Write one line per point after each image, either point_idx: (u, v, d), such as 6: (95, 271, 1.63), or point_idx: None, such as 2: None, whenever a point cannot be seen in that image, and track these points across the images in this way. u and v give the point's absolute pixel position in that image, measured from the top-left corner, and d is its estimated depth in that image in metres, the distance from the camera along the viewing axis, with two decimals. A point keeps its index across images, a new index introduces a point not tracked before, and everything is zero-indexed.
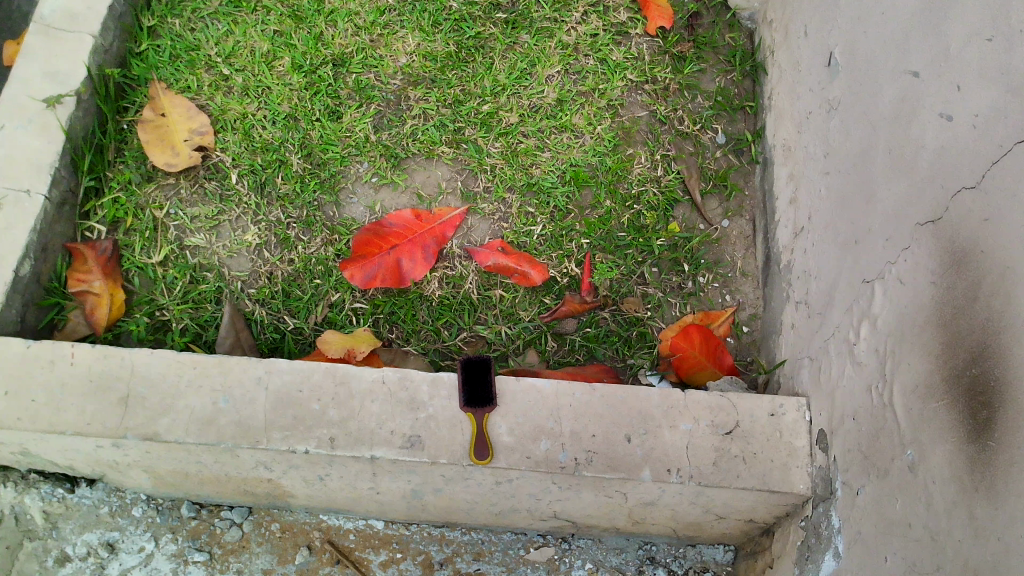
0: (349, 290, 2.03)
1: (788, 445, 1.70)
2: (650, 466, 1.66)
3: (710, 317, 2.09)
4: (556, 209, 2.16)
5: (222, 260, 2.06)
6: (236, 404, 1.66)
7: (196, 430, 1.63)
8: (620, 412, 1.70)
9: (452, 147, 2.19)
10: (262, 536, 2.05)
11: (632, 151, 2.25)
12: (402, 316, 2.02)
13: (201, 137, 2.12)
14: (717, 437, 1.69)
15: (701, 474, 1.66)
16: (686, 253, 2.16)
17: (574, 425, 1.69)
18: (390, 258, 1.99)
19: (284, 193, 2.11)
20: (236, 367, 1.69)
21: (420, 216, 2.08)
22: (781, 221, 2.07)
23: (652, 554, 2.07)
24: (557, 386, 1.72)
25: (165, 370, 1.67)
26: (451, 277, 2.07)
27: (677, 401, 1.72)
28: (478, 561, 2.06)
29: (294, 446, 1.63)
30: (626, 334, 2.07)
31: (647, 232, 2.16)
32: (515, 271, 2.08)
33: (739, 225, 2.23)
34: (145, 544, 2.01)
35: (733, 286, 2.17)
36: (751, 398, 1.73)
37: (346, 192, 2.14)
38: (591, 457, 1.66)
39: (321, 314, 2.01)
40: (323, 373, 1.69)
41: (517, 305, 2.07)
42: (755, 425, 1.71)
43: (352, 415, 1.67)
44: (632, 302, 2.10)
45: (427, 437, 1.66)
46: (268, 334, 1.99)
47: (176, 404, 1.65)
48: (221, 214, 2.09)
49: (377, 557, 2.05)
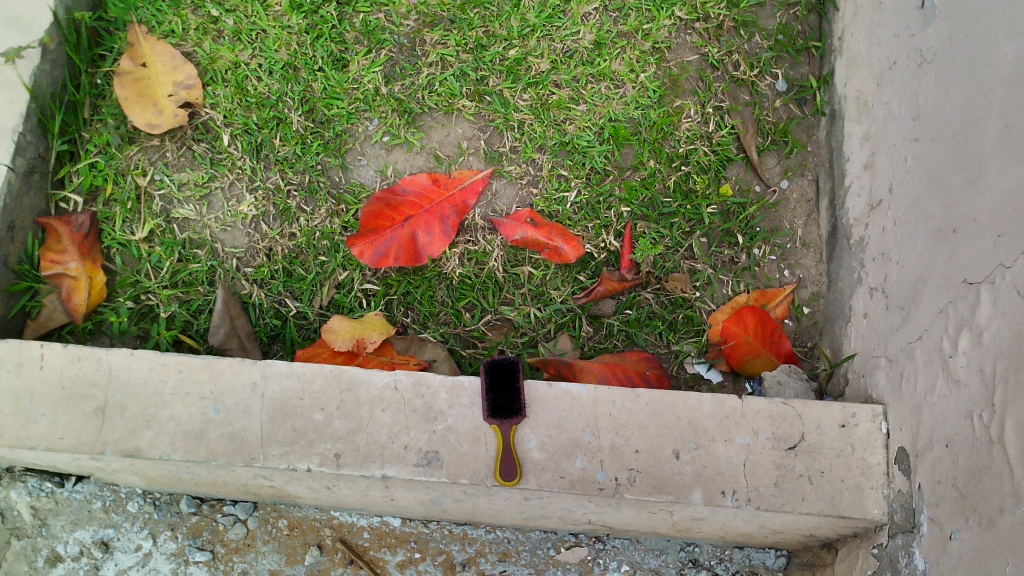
0: (359, 268, 1.78)
1: (861, 462, 1.50)
2: (701, 487, 1.47)
3: (766, 296, 1.86)
4: (593, 171, 1.90)
5: (215, 234, 1.79)
6: (228, 415, 1.46)
7: (183, 445, 1.44)
8: (667, 423, 1.50)
9: (473, 100, 1.90)
10: (268, 533, 1.93)
11: (680, 103, 1.96)
12: (418, 297, 1.79)
13: (187, 92, 1.82)
14: (779, 453, 1.50)
15: (760, 498, 1.47)
16: (740, 222, 1.90)
17: (614, 438, 1.48)
18: (404, 232, 1.74)
19: (283, 156, 1.82)
20: (228, 370, 1.48)
21: (437, 181, 1.83)
22: (854, 188, 1.79)
23: (694, 556, 1.93)
24: (596, 391, 1.50)
25: (147, 374, 1.47)
26: (473, 253, 1.83)
27: (733, 411, 1.51)
28: (503, 562, 1.92)
29: (295, 464, 1.44)
30: (670, 317, 1.84)
31: (695, 198, 1.90)
32: (546, 246, 1.82)
33: (799, 187, 1.97)
34: (142, 542, 1.89)
35: (792, 259, 1.92)
36: (818, 407, 1.53)
37: (353, 154, 1.86)
38: (634, 477, 1.47)
39: (328, 295, 1.77)
40: (327, 378, 1.49)
41: (547, 284, 1.83)
42: (822, 439, 1.51)
43: (361, 427, 1.47)
44: (678, 279, 1.85)
45: (447, 453, 1.46)
46: (267, 320, 1.74)
47: (161, 414, 1.45)
48: (212, 181, 1.81)
49: (393, 557, 1.92)
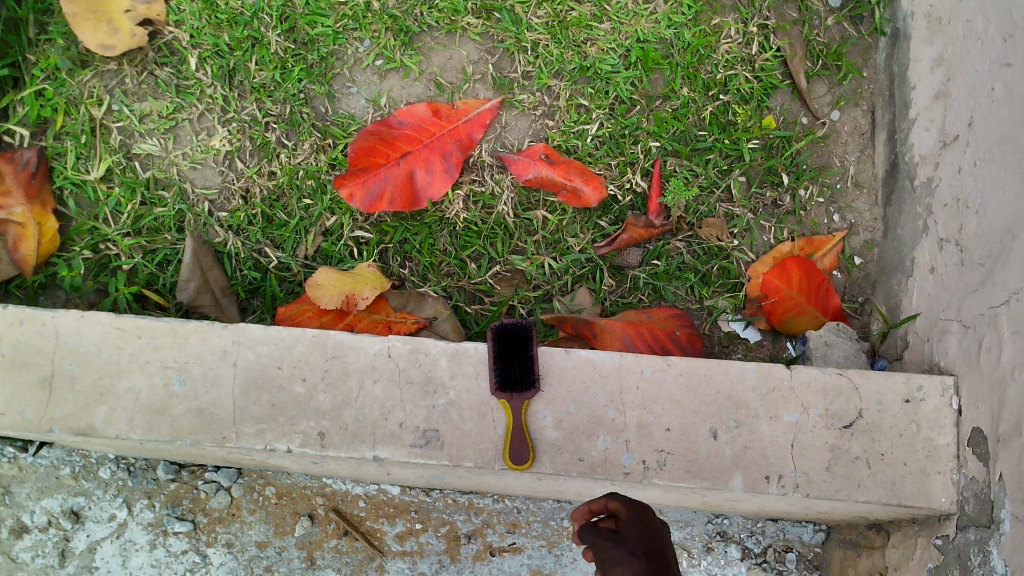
0: (349, 213, 1.56)
1: (926, 443, 1.30)
2: (742, 472, 1.28)
3: (813, 245, 1.64)
4: (617, 100, 1.65)
5: (183, 173, 1.57)
6: (194, 387, 1.26)
7: (143, 422, 1.25)
8: (704, 398, 1.31)
9: (480, 17, 1.64)
10: (255, 502, 1.75)
11: (719, 21, 1.69)
12: (417, 246, 1.57)
13: (146, 7, 1.57)
14: (833, 432, 1.30)
15: (810, 484, 1.28)
16: (785, 159, 1.66)
17: (642, 415, 1.30)
18: (400, 171, 1.51)
19: (260, 83, 1.59)
20: (194, 335, 1.27)
21: (438, 111, 1.58)
22: (922, 121, 1.54)
23: (723, 528, 1.74)
24: (621, 360, 1.31)
25: (100, 339, 1.27)
26: (479, 195, 1.60)
27: (779, 383, 1.31)
28: (513, 534, 1.75)
29: (273, 444, 1.25)
30: (704, 268, 1.62)
31: (734, 132, 1.65)
32: (563, 188, 1.59)
33: (854, 119, 1.71)
34: (116, 512, 1.72)
35: (842, 202, 1.68)
36: (878, 379, 1.32)
37: (342, 80, 1.62)
38: (664, 460, 1.28)
39: (313, 244, 1.55)
40: (309, 344, 1.28)
41: (564, 231, 1.60)
42: (883, 416, 1.31)
43: (349, 401, 1.27)
44: (712, 226, 1.62)
45: (448, 432, 1.27)
46: (245, 272, 1.53)
47: (117, 386, 1.26)
48: (179, 111, 1.58)
49: (393, 529, 1.75)
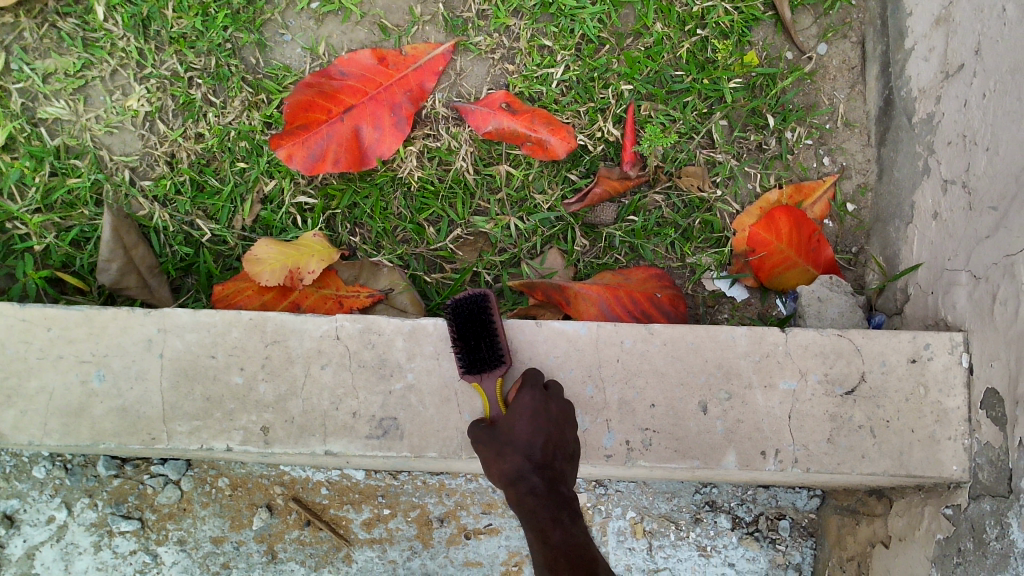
0: (290, 177, 1.40)
1: (935, 407, 1.17)
2: (735, 448, 1.16)
3: (802, 192, 1.50)
4: (584, 40, 1.49)
5: (98, 139, 1.41)
6: (115, 383, 1.11)
7: (59, 425, 1.10)
8: (691, 369, 1.18)
9: None
10: (206, 496, 1.56)
11: None
12: (368, 211, 1.42)
13: None
14: (834, 400, 1.18)
15: (810, 458, 1.16)
16: (769, 99, 1.52)
17: (624, 391, 1.17)
18: (345, 127, 1.35)
19: (181, 33, 1.41)
20: (113, 325, 1.12)
21: (385, 58, 1.41)
22: (919, 51, 1.40)
23: (712, 498, 1.57)
24: (598, 330, 1.19)
25: (3, 334, 1.11)
26: (434, 151, 1.45)
27: (774, 349, 1.18)
28: (489, 515, 1.57)
29: (209, 443, 1.11)
30: (685, 223, 1.48)
31: (714, 71, 1.50)
32: (528, 139, 1.42)
33: (842, 52, 1.57)
34: (55, 513, 1.54)
35: (832, 143, 1.54)
36: (883, 338, 1.19)
37: (274, 27, 1.45)
38: (649, 440, 1.16)
39: (251, 213, 1.40)
40: (245, 329, 1.13)
41: (530, 187, 1.45)
42: (888, 379, 1.18)
43: (294, 391, 1.12)
44: (692, 174, 1.48)
45: (407, 420, 1.13)
46: (176, 248, 1.39)
47: (26, 387, 1.11)
48: (88, 68, 1.41)
49: (358, 516, 1.57)
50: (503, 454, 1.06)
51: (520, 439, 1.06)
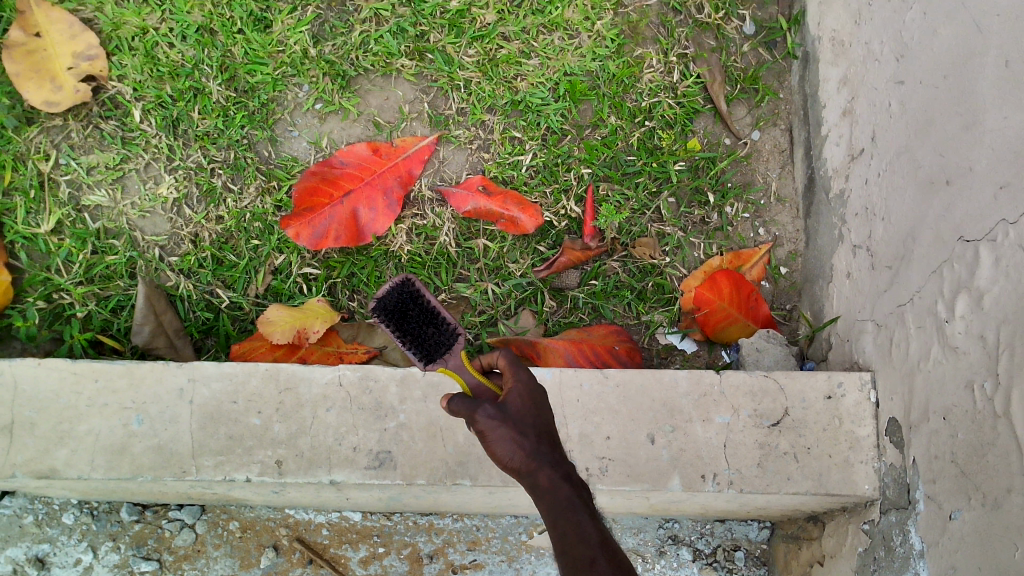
0: (296, 252, 1.63)
1: (849, 436, 1.38)
2: (680, 473, 1.36)
3: (740, 258, 1.73)
4: (549, 132, 1.74)
5: (132, 221, 1.64)
6: (152, 426, 1.31)
7: (104, 462, 1.30)
8: (640, 406, 1.39)
9: (414, 59, 1.73)
10: (219, 537, 1.74)
11: (641, 52, 1.80)
12: (364, 279, 1.64)
13: (89, 64, 1.64)
14: (762, 431, 1.38)
15: (744, 480, 1.36)
16: (710, 179, 1.76)
17: (583, 426, 1.38)
18: (344, 208, 1.58)
19: (204, 131, 1.66)
20: (150, 376, 1.33)
21: (378, 150, 1.66)
22: (832, 138, 1.65)
23: (674, 532, 1.76)
24: (561, 375, 1.40)
25: (58, 386, 1.32)
26: (421, 227, 1.68)
27: (710, 388, 1.40)
28: (473, 551, 1.75)
29: (231, 475, 1.30)
30: (639, 286, 1.70)
31: (661, 155, 1.75)
32: (501, 216, 1.67)
33: (773, 138, 1.82)
34: (81, 556, 1.71)
35: (766, 216, 1.78)
36: (803, 378, 1.41)
37: (283, 125, 1.70)
38: (606, 467, 1.36)
39: (263, 283, 1.62)
40: (262, 378, 1.34)
41: (505, 257, 1.68)
42: (808, 412, 1.39)
43: (303, 429, 1.33)
44: (645, 245, 1.71)
45: (400, 453, 1.32)
46: (198, 313, 1.61)
47: (76, 430, 1.31)
48: (125, 162, 1.65)
49: (355, 554, 1.75)
50: (528, 438, 1.02)
51: (544, 439, 1.04)
